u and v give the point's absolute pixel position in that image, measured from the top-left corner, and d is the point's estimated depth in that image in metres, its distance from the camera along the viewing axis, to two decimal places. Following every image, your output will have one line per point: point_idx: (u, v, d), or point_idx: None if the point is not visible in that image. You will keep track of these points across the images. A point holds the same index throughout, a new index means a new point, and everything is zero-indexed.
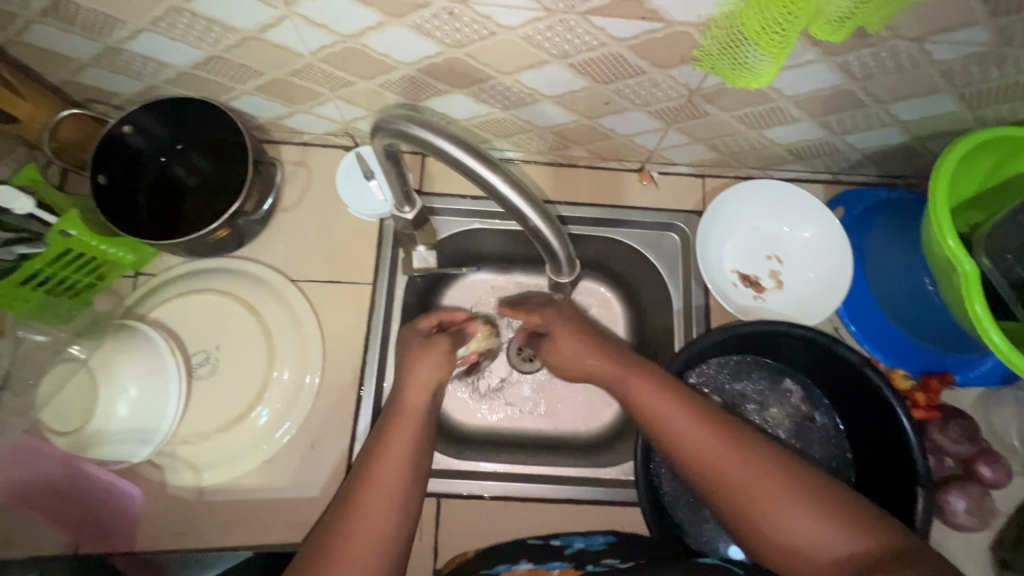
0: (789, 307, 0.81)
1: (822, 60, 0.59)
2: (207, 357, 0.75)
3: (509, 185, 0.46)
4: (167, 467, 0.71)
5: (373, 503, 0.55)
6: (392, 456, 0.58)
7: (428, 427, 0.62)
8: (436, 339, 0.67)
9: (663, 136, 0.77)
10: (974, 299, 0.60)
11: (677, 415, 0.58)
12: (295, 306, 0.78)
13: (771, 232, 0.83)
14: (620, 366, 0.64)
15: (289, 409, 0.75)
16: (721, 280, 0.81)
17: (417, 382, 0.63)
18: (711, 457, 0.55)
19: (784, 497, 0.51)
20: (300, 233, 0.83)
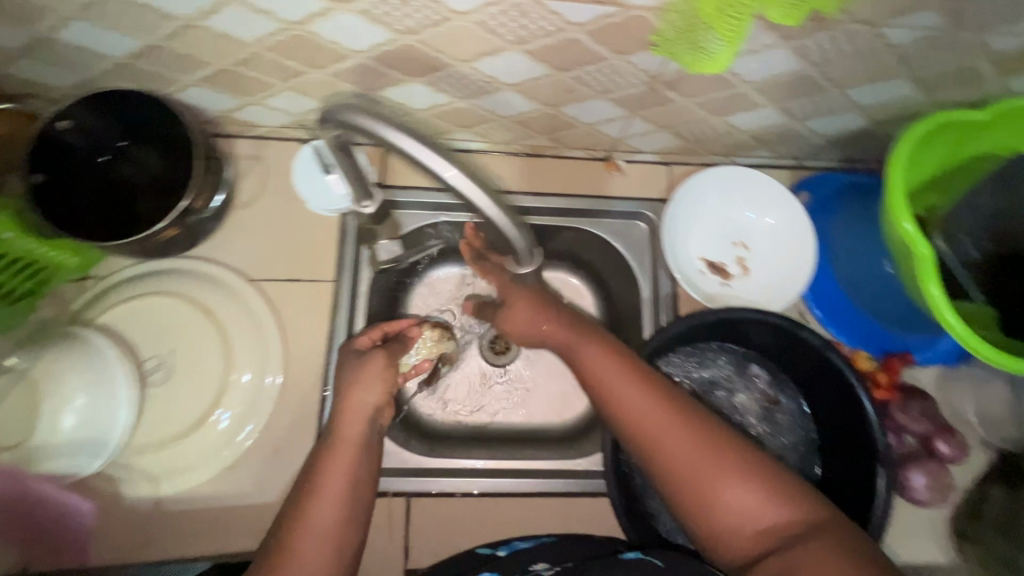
0: (755, 292, 0.81)
1: (781, 45, 0.58)
2: (160, 362, 0.72)
3: (463, 176, 0.45)
4: (122, 478, 0.68)
5: (308, 545, 0.56)
6: (325, 496, 0.58)
7: (371, 455, 0.63)
8: (373, 358, 0.67)
9: (627, 124, 0.76)
10: (929, 283, 0.61)
11: (622, 381, 0.58)
12: (253, 306, 0.76)
13: (737, 219, 0.84)
14: (573, 332, 0.64)
15: (250, 412, 0.72)
16: (686, 268, 0.82)
17: (353, 409, 0.64)
18: (647, 421, 0.56)
19: (710, 466, 0.53)
20: (257, 230, 0.79)
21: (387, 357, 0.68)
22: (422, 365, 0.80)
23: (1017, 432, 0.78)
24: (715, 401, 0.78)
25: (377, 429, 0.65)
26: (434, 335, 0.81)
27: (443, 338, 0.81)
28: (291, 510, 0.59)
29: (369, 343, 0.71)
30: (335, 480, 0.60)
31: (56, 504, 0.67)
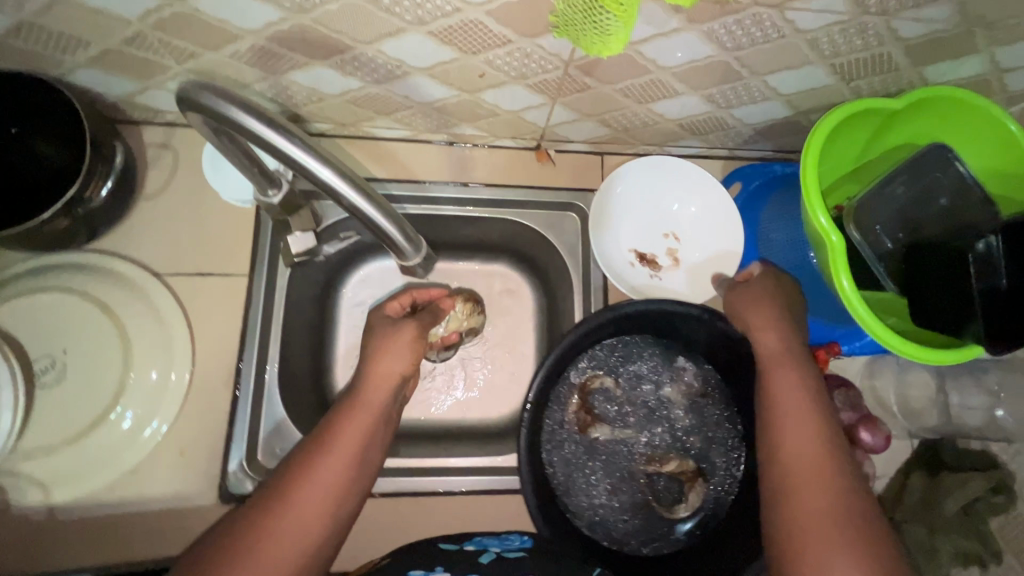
0: (683, 285, 0.82)
1: (688, 29, 0.56)
2: (53, 362, 0.68)
3: (335, 174, 0.45)
4: (9, 486, 0.65)
5: (310, 494, 0.57)
6: (336, 456, 0.60)
7: (381, 423, 0.65)
8: (404, 326, 0.70)
9: (551, 112, 0.74)
10: (841, 275, 0.61)
11: (804, 419, 0.59)
12: (159, 303, 0.72)
13: (667, 211, 0.83)
14: (788, 357, 0.64)
15: (151, 414, 0.69)
16: (619, 260, 0.81)
17: (378, 376, 0.66)
18: (810, 475, 0.56)
19: (843, 531, 0.52)
20: (167, 223, 0.75)
21: (418, 330, 0.71)
22: (449, 336, 0.82)
23: (937, 421, 0.79)
24: (640, 395, 0.77)
25: (395, 401, 0.68)
26: (466, 309, 0.82)
27: (473, 312, 0.83)
28: (302, 453, 0.60)
29: (398, 308, 0.74)
30: (349, 441, 0.61)
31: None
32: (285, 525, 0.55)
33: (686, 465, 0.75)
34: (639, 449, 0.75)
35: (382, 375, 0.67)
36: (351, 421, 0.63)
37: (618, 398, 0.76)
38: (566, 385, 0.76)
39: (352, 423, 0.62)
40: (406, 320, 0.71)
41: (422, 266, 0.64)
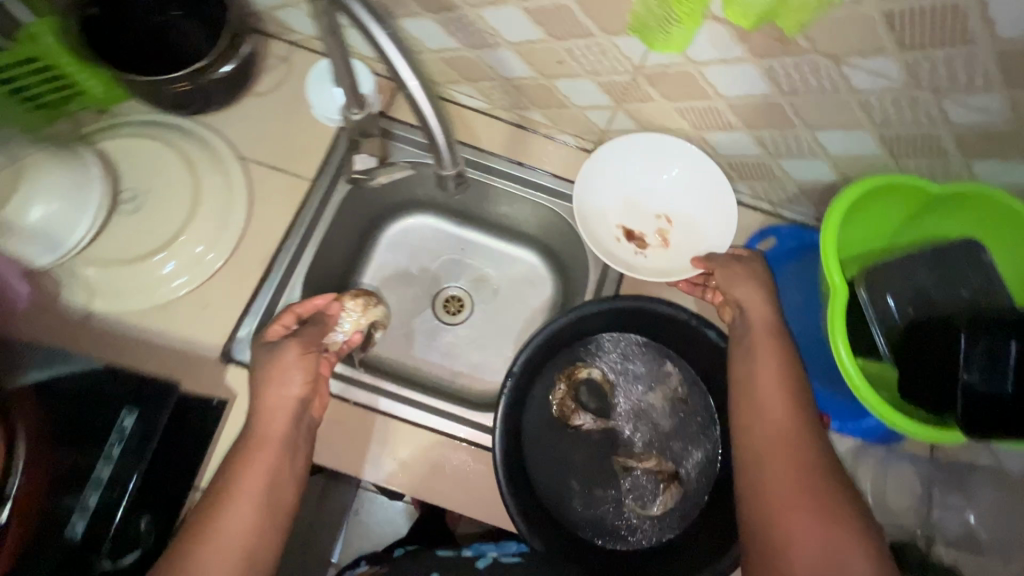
0: (666, 265, 0.83)
1: (750, 60, 0.62)
2: (136, 194, 0.79)
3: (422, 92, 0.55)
4: (65, 282, 0.74)
5: (209, 562, 0.59)
6: (241, 505, 0.62)
7: (287, 453, 0.67)
8: (290, 346, 0.70)
9: (613, 117, 0.81)
10: (838, 342, 0.63)
11: (777, 395, 0.63)
12: (234, 176, 0.82)
13: (665, 193, 0.84)
14: (771, 326, 0.68)
15: (195, 263, 0.78)
16: (604, 233, 0.84)
17: (271, 409, 0.68)
18: (786, 442, 0.60)
19: (810, 494, 0.57)
20: (263, 119, 0.87)
21: (302, 347, 0.71)
22: (353, 338, 0.84)
23: (911, 523, 0.76)
24: (626, 391, 0.79)
25: (301, 424, 0.70)
26: (358, 304, 0.86)
27: (368, 305, 0.87)
28: (197, 518, 0.62)
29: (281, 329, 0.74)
30: (250, 490, 0.63)
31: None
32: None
33: (664, 465, 0.75)
34: (616, 442, 0.77)
35: (276, 407, 0.68)
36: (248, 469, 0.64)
37: (603, 390, 0.78)
38: (556, 369, 0.79)
39: (248, 468, 0.64)
40: (286, 340, 0.71)
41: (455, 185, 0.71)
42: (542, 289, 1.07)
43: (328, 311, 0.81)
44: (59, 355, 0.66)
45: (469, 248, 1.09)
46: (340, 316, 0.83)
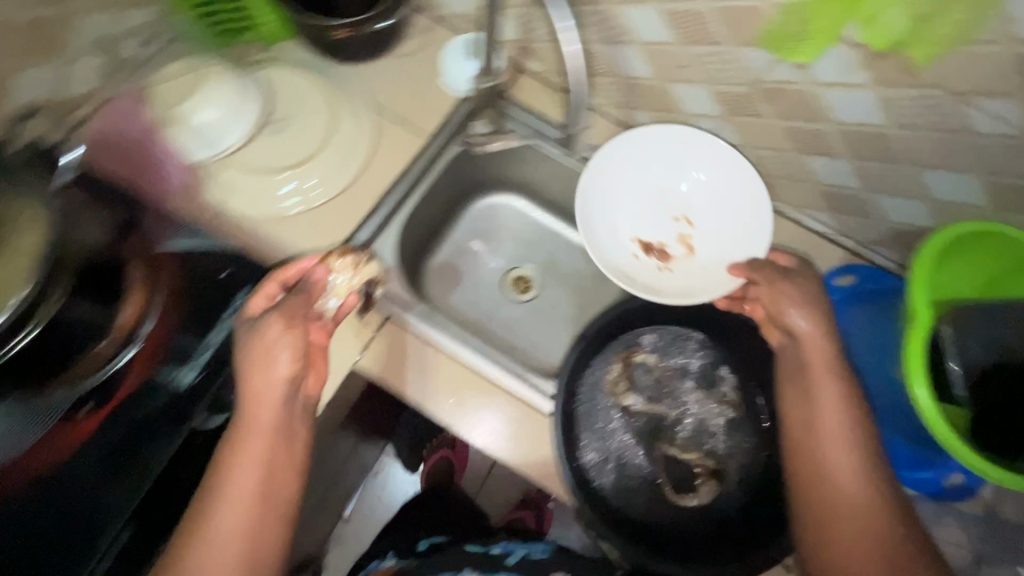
0: (695, 270, 0.86)
1: (871, 88, 0.65)
2: (283, 118, 0.89)
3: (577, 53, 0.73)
4: (208, 178, 0.84)
5: (212, 554, 0.59)
6: (242, 484, 0.62)
7: (286, 430, 0.66)
8: (276, 324, 0.66)
9: (719, 128, 0.85)
10: (918, 382, 0.62)
11: (836, 421, 0.64)
12: (365, 120, 0.92)
13: (674, 196, 0.89)
14: (826, 375, 0.66)
15: (318, 186, 0.87)
16: (622, 253, 0.86)
17: (260, 388, 0.65)
18: (854, 499, 0.61)
19: (867, 519, 0.60)
20: (397, 78, 0.96)
21: (284, 322, 0.67)
22: (348, 299, 0.74)
23: None
24: (679, 382, 0.81)
25: (293, 406, 0.67)
26: (346, 263, 0.75)
27: (360, 264, 0.76)
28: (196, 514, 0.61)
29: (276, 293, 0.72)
30: (249, 469, 0.63)
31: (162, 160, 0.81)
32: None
33: (704, 462, 0.77)
34: (660, 428, 0.78)
35: (263, 391, 0.65)
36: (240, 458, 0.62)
37: (655, 377, 0.80)
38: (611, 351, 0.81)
39: (241, 460, 0.63)
40: (269, 315, 0.67)
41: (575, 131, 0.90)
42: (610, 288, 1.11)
43: (313, 276, 0.74)
44: (203, 233, 0.75)
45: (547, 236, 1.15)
46: (329, 281, 0.74)
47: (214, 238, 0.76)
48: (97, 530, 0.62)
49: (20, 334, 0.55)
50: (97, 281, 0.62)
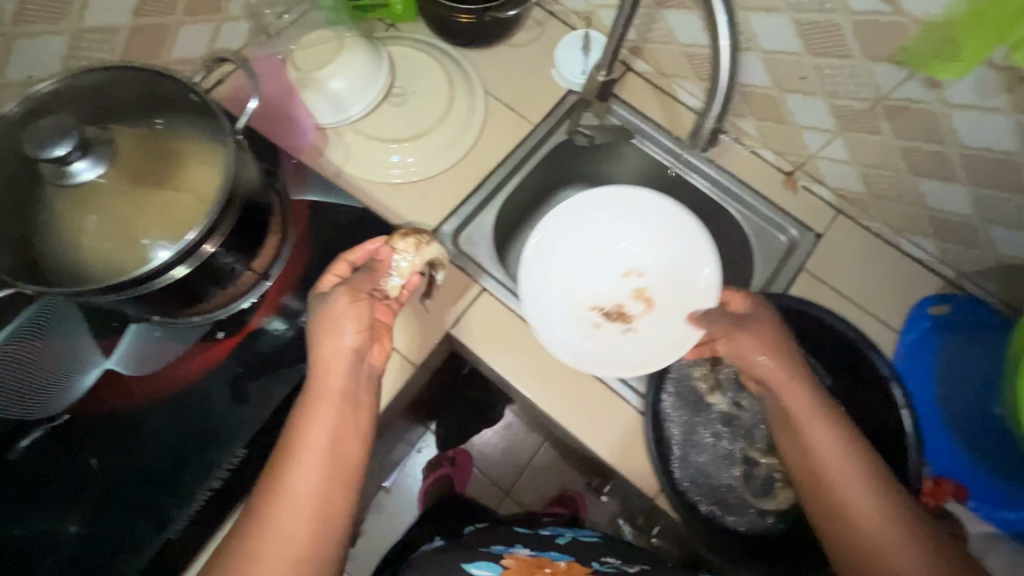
0: (659, 321, 0.87)
1: (1007, 112, 0.65)
2: (403, 93, 0.95)
3: None
4: (332, 142, 0.91)
5: (284, 511, 0.56)
6: (309, 451, 0.59)
7: (351, 399, 0.63)
8: (339, 293, 0.65)
9: (828, 143, 0.86)
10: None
11: (844, 461, 0.60)
12: (477, 102, 0.96)
13: (616, 255, 0.92)
14: (815, 413, 0.63)
15: (428, 160, 0.92)
16: (588, 334, 0.87)
17: (330, 357, 0.64)
18: (881, 542, 0.57)
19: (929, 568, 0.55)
20: (509, 65, 1.00)
21: (351, 295, 0.65)
22: (411, 279, 0.73)
23: None
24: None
25: (361, 375, 0.65)
26: (409, 243, 0.72)
27: (422, 243, 0.73)
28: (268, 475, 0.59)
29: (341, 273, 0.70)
30: (318, 436, 0.60)
31: (299, 122, 0.89)
32: (273, 539, 0.55)
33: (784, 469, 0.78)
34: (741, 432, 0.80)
35: (332, 360, 0.64)
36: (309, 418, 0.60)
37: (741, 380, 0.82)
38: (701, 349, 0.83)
39: (313, 427, 0.60)
40: (335, 287, 0.66)
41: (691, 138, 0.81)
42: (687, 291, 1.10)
43: (377, 257, 0.71)
44: (333, 187, 0.80)
45: None
46: (392, 260, 0.72)
47: (340, 193, 0.80)
48: (211, 447, 0.67)
49: (184, 264, 0.59)
50: (248, 222, 0.66)
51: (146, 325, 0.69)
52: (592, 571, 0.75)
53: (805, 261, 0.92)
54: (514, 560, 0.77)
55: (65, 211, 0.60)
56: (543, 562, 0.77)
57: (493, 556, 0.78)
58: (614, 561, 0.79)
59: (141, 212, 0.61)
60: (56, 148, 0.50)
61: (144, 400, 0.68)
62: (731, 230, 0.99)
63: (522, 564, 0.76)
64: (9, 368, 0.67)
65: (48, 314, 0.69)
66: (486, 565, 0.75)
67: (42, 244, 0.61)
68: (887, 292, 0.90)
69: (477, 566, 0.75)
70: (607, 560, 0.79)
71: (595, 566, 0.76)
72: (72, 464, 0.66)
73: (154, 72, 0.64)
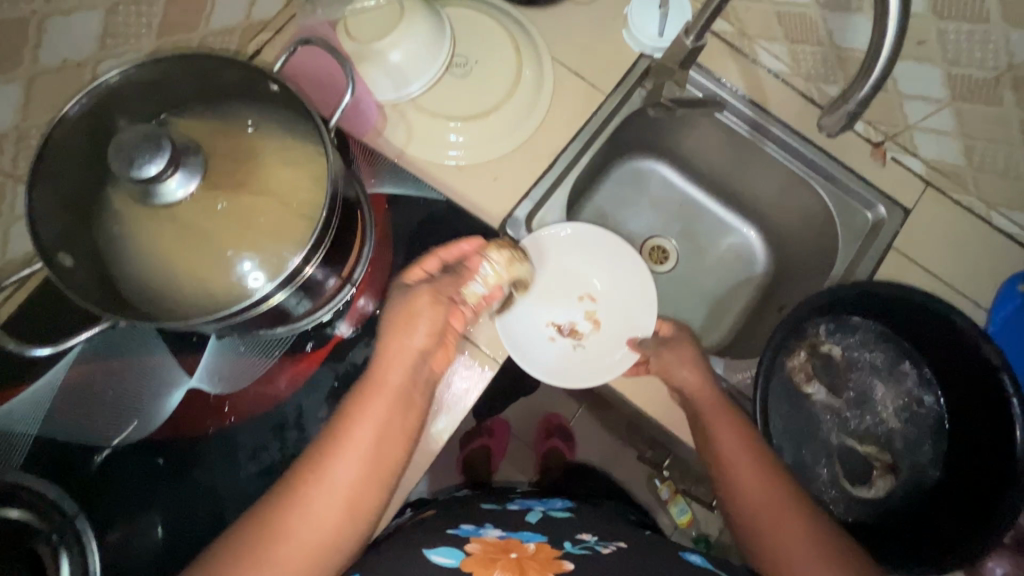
0: (608, 342, 0.86)
1: None
2: (466, 63, 0.86)
3: None
4: (392, 121, 0.83)
5: (320, 496, 0.55)
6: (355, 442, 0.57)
7: (405, 399, 0.61)
8: (421, 296, 0.64)
9: (934, 112, 0.80)
10: None
11: (744, 457, 0.67)
12: (546, 70, 0.87)
13: (574, 276, 0.89)
14: (719, 411, 0.71)
15: (498, 139, 0.85)
16: (539, 344, 0.83)
17: (396, 351, 0.62)
18: (765, 517, 0.65)
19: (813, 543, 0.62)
20: (576, 26, 0.90)
21: (433, 296, 0.65)
22: (493, 292, 0.70)
23: None
24: (861, 377, 0.83)
25: (420, 378, 0.64)
26: (504, 256, 0.71)
27: (515, 259, 0.71)
28: (312, 458, 0.58)
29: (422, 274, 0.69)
30: (370, 429, 0.59)
31: (360, 101, 0.82)
32: (299, 521, 0.54)
33: (883, 456, 0.81)
34: (836, 420, 0.82)
35: (397, 355, 0.63)
36: (363, 409, 0.59)
37: (837, 368, 0.83)
38: (796, 340, 0.82)
39: (364, 419, 0.59)
40: (420, 286, 0.65)
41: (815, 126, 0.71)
42: (753, 266, 1.07)
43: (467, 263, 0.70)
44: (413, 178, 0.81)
45: (689, 208, 1.09)
46: (481, 268, 0.70)
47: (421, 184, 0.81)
48: None
49: (281, 288, 0.56)
50: (342, 228, 0.61)
51: (226, 341, 0.65)
52: (561, 553, 0.64)
53: (893, 239, 0.86)
54: (478, 545, 0.64)
55: (145, 224, 0.54)
56: (510, 547, 0.65)
57: (457, 541, 0.66)
58: (588, 539, 0.70)
59: (232, 224, 0.55)
60: (151, 166, 0.43)
61: (237, 422, 0.64)
62: (812, 205, 0.94)
63: (485, 550, 0.63)
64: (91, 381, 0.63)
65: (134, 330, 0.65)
66: (448, 552, 0.62)
67: (123, 264, 0.55)
68: (981, 270, 0.86)
69: (438, 552, 0.62)
70: (582, 538, 0.70)
71: (566, 548, 0.66)
72: (165, 486, 0.63)
73: (221, 60, 0.57)
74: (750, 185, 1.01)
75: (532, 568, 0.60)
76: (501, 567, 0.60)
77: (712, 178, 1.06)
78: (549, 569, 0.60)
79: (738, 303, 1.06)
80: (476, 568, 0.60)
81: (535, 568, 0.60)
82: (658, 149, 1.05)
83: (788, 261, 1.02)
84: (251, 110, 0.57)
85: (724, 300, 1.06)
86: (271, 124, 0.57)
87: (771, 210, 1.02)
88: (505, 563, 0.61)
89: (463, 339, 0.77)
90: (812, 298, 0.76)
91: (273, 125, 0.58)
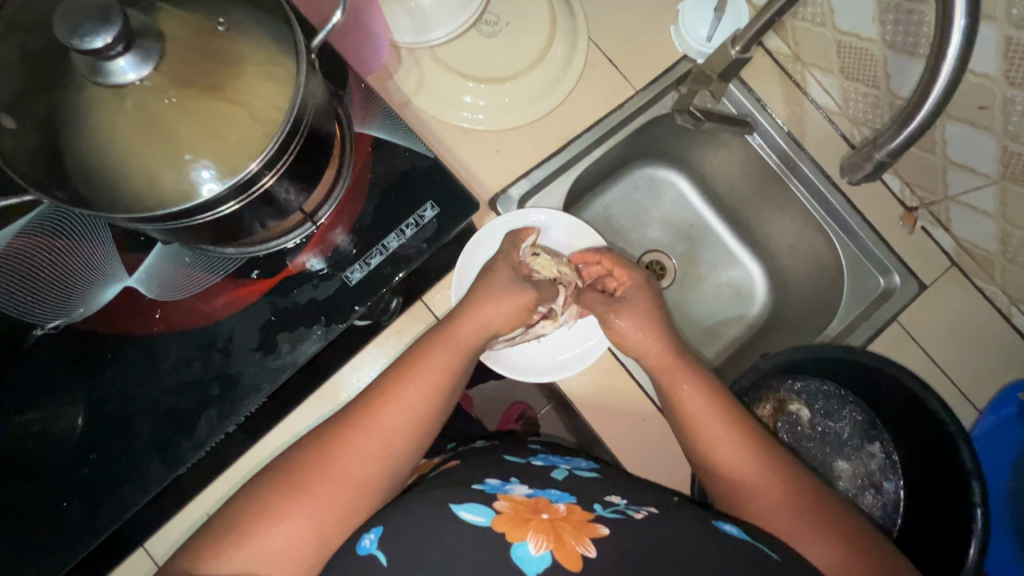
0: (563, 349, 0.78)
1: None
2: (496, 22, 0.81)
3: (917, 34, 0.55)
4: (404, 65, 0.78)
5: (389, 419, 0.61)
6: (421, 380, 0.63)
7: (466, 359, 0.66)
8: (520, 292, 0.71)
9: (980, 188, 0.73)
10: None
11: (710, 416, 0.65)
12: (578, 47, 0.81)
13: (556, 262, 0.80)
14: (681, 364, 0.70)
15: (511, 108, 0.80)
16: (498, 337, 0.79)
17: (477, 317, 0.68)
18: (745, 467, 0.63)
19: (788, 497, 0.60)
20: (622, 9, 0.84)
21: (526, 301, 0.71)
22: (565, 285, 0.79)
23: None
24: (825, 448, 0.80)
25: (487, 341, 0.69)
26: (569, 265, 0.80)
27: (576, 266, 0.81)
28: (383, 384, 0.63)
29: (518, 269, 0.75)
30: (432, 373, 0.64)
31: (374, 36, 0.75)
32: (368, 438, 0.59)
33: None
34: None
35: (471, 321, 0.68)
36: (432, 352, 0.65)
37: (801, 432, 0.80)
38: (762, 396, 0.79)
39: (430, 363, 0.64)
40: (516, 286, 0.71)
41: (850, 176, 0.65)
42: (751, 305, 1.00)
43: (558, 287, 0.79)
44: (405, 126, 0.69)
45: (699, 230, 1.03)
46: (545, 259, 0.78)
47: (411, 134, 0.69)
48: (229, 393, 0.62)
49: (233, 200, 0.52)
50: (307, 157, 0.57)
51: (176, 249, 0.64)
52: (594, 516, 0.52)
53: (900, 311, 0.80)
54: (509, 503, 0.53)
55: (93, 110, 0.49)
56: (541, 506, 0.54)
57: (482, 492, 0.56)
58: (618, 502, 0.56)
59: (188, 123, 0.50)
60: (97, 40, 0.41)
61: (164, 331, 0.63)
62: (824, 255, 0.88)
63: (516, 508, 0.53)
64: (13, 263, 0.62)
65: (58, 215, 0.63)
66: (478, 509, 0.53)
67: (65, 147, 0.50)
68: (981, 366, 0.80)
69: (467, 507, 0.53)
70: (611, 501, 0.56)
71: (596, 510, 0.54)
72: (84, 379, 0.63)
73: None
74: (767, 219, 0.95)
75: (568, 532, 0.49)
76: (535, 530, 0.50)
77: (730, 203, 0.99)
78: (584, 535, 0.49)
79: (724, 339, 0.99)
80: (510, 530, 0.50)
81: (571, 533, 0.49)
82: (681, 160, 0.99)
83: (785, 307, 0.97)
84: (239, 18, 0.53)
85: (712, 335, 0.99)
86: (261, 35, 0.53)
87: (783, 251, 0.96)
88: (538, 525, 0.50)
89: (422, 304, 0.74)
90: (786, 353, 0.72)
91: (262, 37, 0.53)
